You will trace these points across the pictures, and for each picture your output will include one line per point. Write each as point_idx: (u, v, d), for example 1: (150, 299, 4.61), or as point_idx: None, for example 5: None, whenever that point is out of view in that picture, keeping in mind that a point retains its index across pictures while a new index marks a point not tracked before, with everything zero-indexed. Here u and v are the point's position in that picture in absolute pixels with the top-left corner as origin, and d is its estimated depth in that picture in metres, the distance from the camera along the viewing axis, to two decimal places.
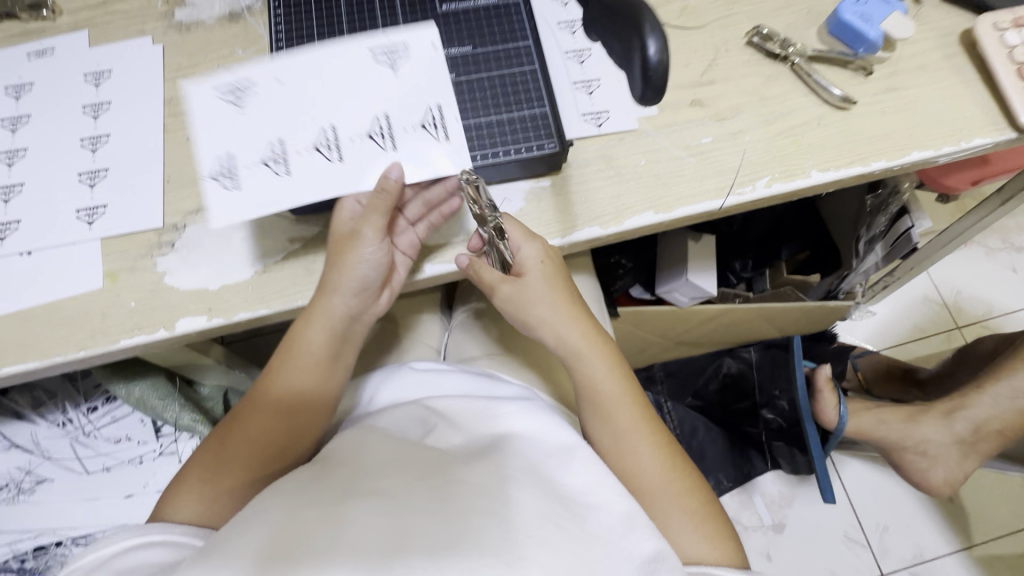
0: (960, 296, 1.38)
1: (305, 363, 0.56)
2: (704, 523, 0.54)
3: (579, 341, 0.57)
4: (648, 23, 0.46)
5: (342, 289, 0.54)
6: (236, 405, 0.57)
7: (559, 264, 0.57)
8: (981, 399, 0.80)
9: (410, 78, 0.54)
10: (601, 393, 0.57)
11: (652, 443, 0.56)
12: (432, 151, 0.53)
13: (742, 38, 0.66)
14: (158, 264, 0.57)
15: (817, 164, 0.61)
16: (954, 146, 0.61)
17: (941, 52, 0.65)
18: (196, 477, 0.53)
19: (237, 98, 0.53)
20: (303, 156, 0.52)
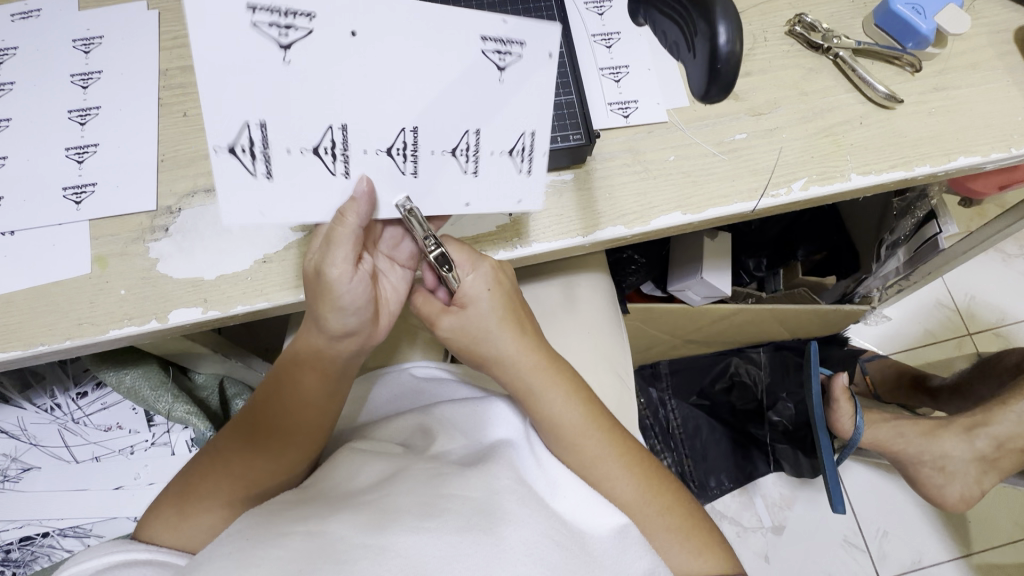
0: (974, 302, 1.35)
1: (295, 402, 0.50)
2: (692, 539, 0.50)
3: (530, 374, 0.50)
4: (725, 3, 0.37)
5: (324, 329, 0.47)
6: (215, 440, 0.51)
7: (507, 288, 0.50)
8: (1005, 416, 0.78)
9: (516, 90, 0.43)
10: (558, 428, 0.50)
11: (626, 465, 0.50)
12: (516, 186, 0.48)
13: (783, 26, 0.62)
14: (150, 249, 0.53)
15: (857, 167, 0.57)
16: (1003, 152, 0.57)
17: (994, 51, 0.61)
18: (174, 508, 0.48)
19: (282, 32, 0.36)
20: (370, 160, 0.43)
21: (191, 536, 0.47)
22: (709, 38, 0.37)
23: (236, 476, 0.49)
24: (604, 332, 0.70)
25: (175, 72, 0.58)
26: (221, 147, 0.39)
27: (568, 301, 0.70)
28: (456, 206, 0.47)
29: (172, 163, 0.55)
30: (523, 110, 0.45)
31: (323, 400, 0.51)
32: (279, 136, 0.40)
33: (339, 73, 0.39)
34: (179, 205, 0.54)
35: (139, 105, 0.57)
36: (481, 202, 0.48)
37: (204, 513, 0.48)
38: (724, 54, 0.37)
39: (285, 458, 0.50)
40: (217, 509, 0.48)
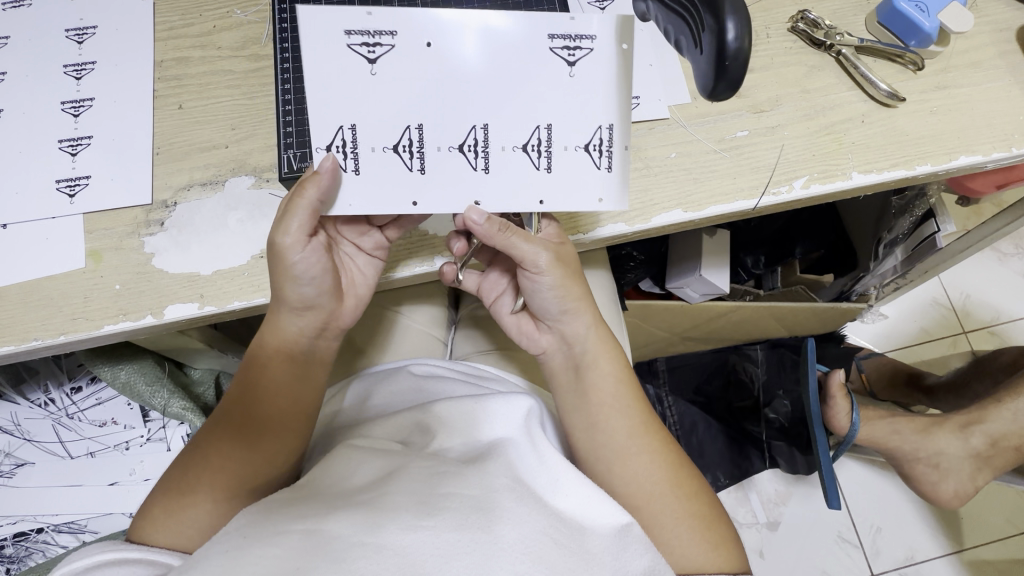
0: (969, 300, 1.36)
1: (268, 389, 0.50)
2: (708, 528, 0.50)
3: (587, 346, 0.52)
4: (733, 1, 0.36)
5: (285, 306, 0.48)
6: (194, 438, 0.51)
7: (571, 262, 0.50)
8: (1000, 414, 0.72)
9: (584, 84, 0.45)
10: (600, 404, 0.52)
11: (647, 453, 0.51)
12: (596, 182, 0.46)
13: (786, 23, 0.61)
14: (145, 244, 0.52)
15: (859, 166, 0.57)
16: (1004, 152, 0.57)
17: (997, 49, 0.61)
18: (167, 504, 0.48)
19: (369, 51, 0.42)
20: (445, 156, 0.44)
21: (184, 534, 0.46)
22: (717, 34, 0.36)
23: (217, 469, 0.48)
24: None
25: (171, 63, 0.57)
26: (321, 147, 0.43)
27: None
28: (532, 202, 0.46)
29: (167, 157, 0.54)
30: (593, 103, 0.45)
31: (289, 380, 0.50)
32: (366, 136, 0.43)
33: (424, 85, 0.43)
34: (175, 199, 0.53)
35: (134, 97, 0.56)
36: (556, 196, 0.46)
37: (191, 509, 0.47)
38: (732, 52, 0.37)
39: (262, 449, 0.49)
40: (204, 503, 0.47)
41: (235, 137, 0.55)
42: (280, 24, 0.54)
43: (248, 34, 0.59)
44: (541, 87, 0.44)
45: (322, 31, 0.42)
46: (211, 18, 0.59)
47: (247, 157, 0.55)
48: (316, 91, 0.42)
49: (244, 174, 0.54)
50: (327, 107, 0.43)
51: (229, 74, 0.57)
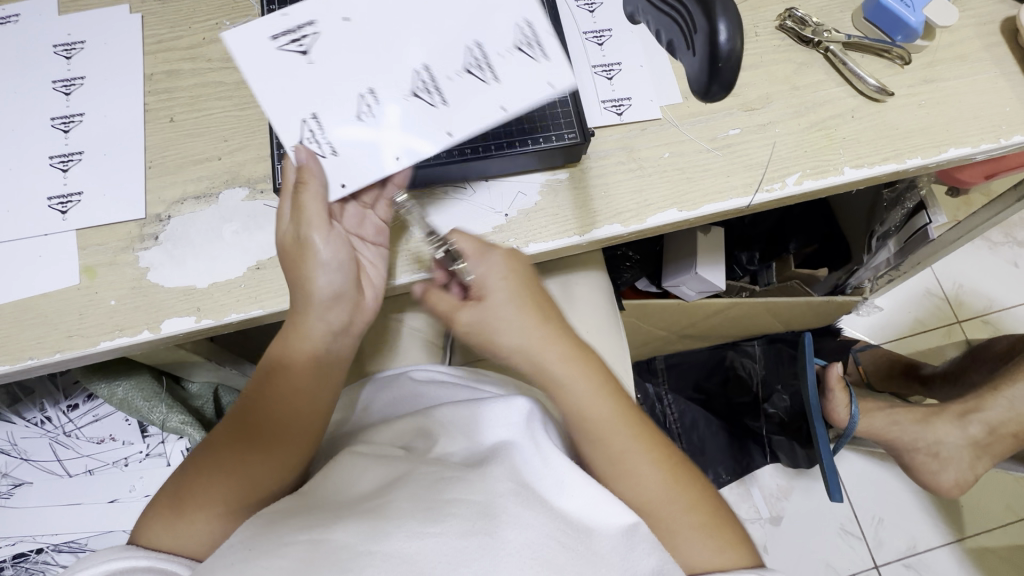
0: (961, 289, 1.37)
1: (293, 393, 0.49)
2: (713, 535, 0.50)
3: (552, 364, 0.48)
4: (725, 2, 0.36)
5: (313, 305, 0.48)
6: (211, 438, 0.50)
7: (527, 277, 0.50)
8: (997, 402, 0.73)
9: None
10: (589, 423, 0.49)
11: (652, 464, 0.50)
12: (536, 72, 0.47)
13: (773, 21, 0.62)
14: (140, 258, 0.52)
15: (850, 160, 0.57)
16: (993, 143, 0.58)
17: (982, 42, 0.62)
18: (171, 509, 0.47)
19: (300, 46, 0.47)
20: (405, 104, 0.47)
21: (190, 539, 0.45)
22: (710, 34, 0.36)
23: (232, 472, 0.47)
24: (601, 330, 0.69)
25: (160, 76, 0.57)
26: (295, 143, 0.46)
27: (565, 300, 0.70)
28: (494, 112, 0.46)
29: (159, 170, 0.54)
30: (501, 11, 0.48)
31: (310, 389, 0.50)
32: (331, 118, 0.47)
33: (353, 57, 0.47)
34: (168, 212, 0.53)
35: (124, 111, 0.56)
36: (516, 100, 0.47)
37: (199, 514, 0.46)
38: (726, 52, 0.37)
39: (280, 454, 0.48)
40: (213, 509, 0.46)
41: (227, 148, 0.55)
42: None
43: None
44: (459, 18, 0.48)
45: (253, 51, 0.47)
46: (198, 30, 0.59)
47: (240, 169, 0.55)
48: (269, 92, 0.46)
49: (238, 186, 0.54)
50: (292, 108, 0.46)
51: (220, 85, 0.57)
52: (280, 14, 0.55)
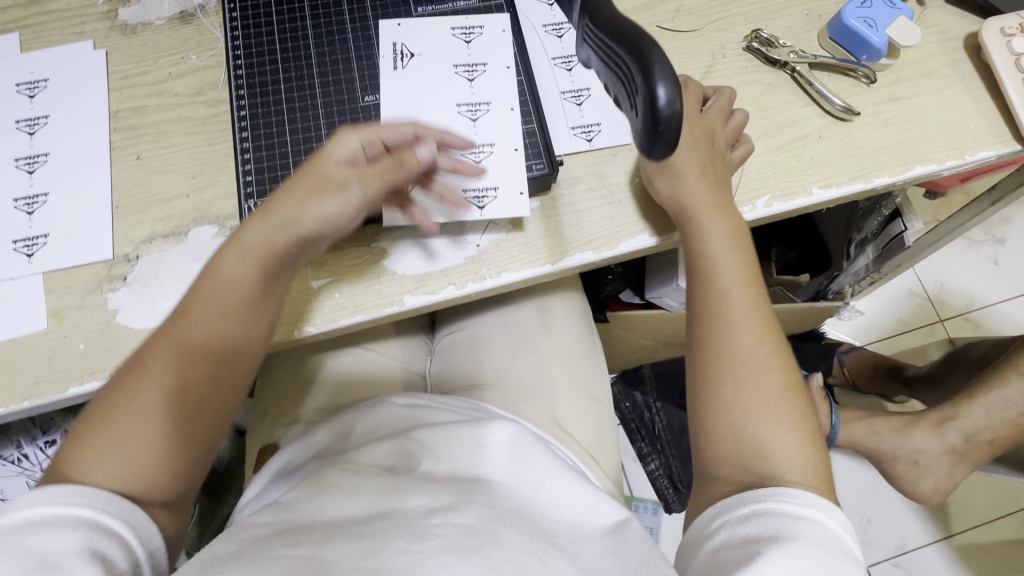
0: (943, 288, 1.39)
1: (232, 302, 0.45)
2: (801, 428, 0.46)
3: (721, 245, 0.52)
4: (662, 61, 0.35)
5: (275, 225, 0.47)
6: (139, 352, 0.44)
7: (718, 168, 0.55)
8: (973, 409, 0.73)
9: (427, 34, 0.58)
10: (715, 269, 0.51)
11: (750, 319, 0.49)
12: (502, 38, 0.58)
13: (740, 42, 0.62)
14: (108, 300, 0.51)
15: (819, 181, 0.57)
16: (958, 159, 0.59)
17: (945, 59, 0.62)
18: (99, 420, 0.41)
19: (387, 181, 0.53)
20: (483, 128, 0.55)
21: (117, 464, 0.40)
22: (649, 98, 0.35)
23: (173, 382, 0.43)
24: (578, 355, 0.68)
25: (127, 113, 0.57)
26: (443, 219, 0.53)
27: (542, 324, 0.68)
28: (511, 101, 0.56)
29: (128, 209, 0.54)
30: (434, 35, 0.58)
31: (259, 274, 0.46)
32: (461, 180, 0.53)
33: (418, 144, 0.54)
34: (136, 251, 0.53)
35: (90, 149, 0.55)
36: (507, 56, 0.57)
37: (134, 435, 0.41)
38: (666, 116, 0.35)
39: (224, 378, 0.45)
40: (149, 438, 0.41)
41: (196, 185, 0.55)
42: (238, 101, 0.56)
43: (204, 80, 0.58)
44: (434, 56, 0.57)
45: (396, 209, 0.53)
46: (164, 64, 0.59)
47: (209, 206, 0.54)
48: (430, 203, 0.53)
49: (206, 224, 0.54)
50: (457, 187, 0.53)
51: (187, 121, 0.57)
52: (247, 79, 0.57)
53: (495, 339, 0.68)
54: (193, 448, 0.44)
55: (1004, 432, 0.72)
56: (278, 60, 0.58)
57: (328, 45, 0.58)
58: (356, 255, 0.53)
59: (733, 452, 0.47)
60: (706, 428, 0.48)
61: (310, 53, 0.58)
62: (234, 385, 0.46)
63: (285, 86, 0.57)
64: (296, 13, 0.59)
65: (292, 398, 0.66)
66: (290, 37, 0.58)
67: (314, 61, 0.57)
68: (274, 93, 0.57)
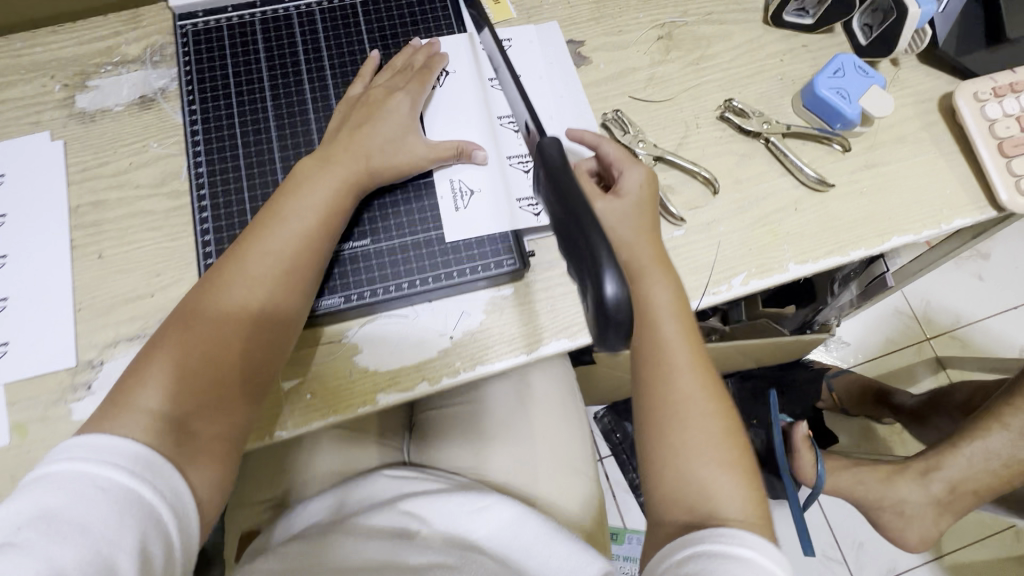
0: (929, 306, 1.39)
1: (266, 275, 0.47)
2: (741, 475, 0.45)
3: (656, 277, 0.49)
4: (609, 252, 0.31)
5: (292, 216, 0.48)
6: (177, 317, 0.45)
7: (653, 199, 0.51)
8: (956, 459, 0.73)
9: (456, 54, 0.61)
10: (650, 307, 0.48)
11: (692, 363, 0.48)
12: (535, 52, 0.62)
13: (713, 111, 0.61)
14: (73, 411, 0.50)
15: (795, 256, 0.57)
16: (934, 228, 0.58)
17: (920, 122, 0.62)
18: (129, 377, 0.43)
19: (460, 201, 0.55)
20: (542, 135, 0.59)
21: (147, 410, 0.41)
22: (596, 288, 0.31)
23: (213, 339, 0.44)
24: (559, 425, 0.68)
25: (87, 208, 0.55)
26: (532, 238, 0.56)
27: (522, 397, 0.69)
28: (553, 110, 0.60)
29: (91, 311, 0.52)
30: (462, 58, 0.61)
31: (325, 245, 0.49)
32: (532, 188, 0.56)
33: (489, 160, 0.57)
34: (100, 357, 0.51)
35: (51, 248, 0.54)
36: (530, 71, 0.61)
37: (162, 381, 0.42)
38: (613, 306, 0.30)
39: (262, 338, 0.46)
40: (180, 380, 0.43)
41: (161, 283, 0.53)
42: (199, 191, 0.55)
43: (166, 168, 0.57)
44: (468, 78, 0.60)
45: (487, 221, 0.55)
46: (126, 153, 0.57)
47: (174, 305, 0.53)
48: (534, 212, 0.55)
49: None
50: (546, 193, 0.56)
51: (149, 214, 0.55)
52: (206, 157, 0.56)
53: (482, 412, 0.68)
54: (233, 414, 0.45)
55: (988, 483, 0.72)
56: (237, 139, 0.57)
57: (290, 129, 0.57)
58: (328, 350, 0.52)
59: (674, 495, 0.45)
60: (650, 465, 0.47)
61: (270, 131, 0.57)
62: (270, 360, 0.47)
63: (246, 166, 0.56)
64: (256, 94, 0.58)
65: (271, 479, 0.64)
66: (249, 114, 0.57)
67: (274, 138, 0.57)
68: (234, 175, 0.56)
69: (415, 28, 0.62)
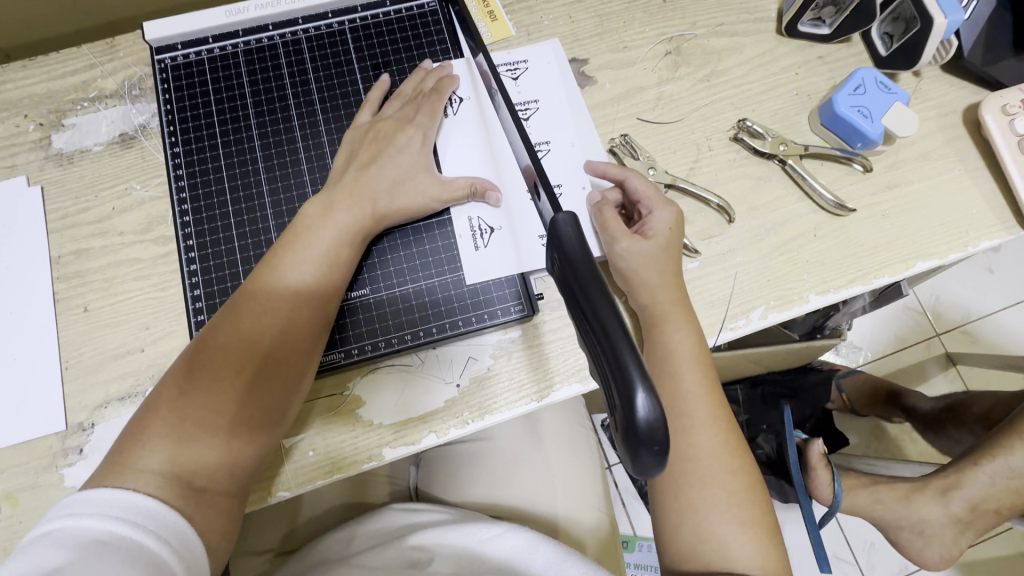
0: (939, 301, 1.31)
1: (274, 323, 0.44)
2: (760, 532, 0.44)
3: (677, 331, 0.47)
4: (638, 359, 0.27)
5: (302, 260, 0.46)
6: (184, 361, 0.43)
7: (674, 249, 0.49)
8: (977, 477, 0.71)
9: (468, 77, 0.58)
10: (670, 361, 0.46)
11: (708, 416, 0.46)
12: (548, 72, 0.58)
13: (726, 132, 0.58)
14: (64, 477, 0.48)
15: (815, 286, 0.54)
16: (961, 251, 0.56)
17: (944, 136, 0.59)
18: (135, 430, 0.41)
19: (479, 238, 0.53)
20: (560, 163, 0.55)
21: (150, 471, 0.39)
22: (623, 404, 0.26)
23: (218, 393, 0.41)
24: (570, 462, 0.66)
25: (70, 258, 0.52)
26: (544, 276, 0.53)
27: (531, 434, 0.67)
28: (570, 135, 0.56)
29: (79, 370, 0.50)
30: (475, 81, 0.57)
31: (334, 286, 0.47)
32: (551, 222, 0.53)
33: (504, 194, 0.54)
34: (91, 418, 0.49)
35: (34, 303, 0.51)
36: (547, 92, 0.58)
37: (165, 437, 0.40)
38: (645, 428, 0.26)
39: (268, 393, 0.43)
40: (184, 436, 0.40)
41: (150, 337, 0.51)
42: (185, 240, 0.52)
43: (151, 213, 0.54)
44: (482, 103, 0.57)
45: (503, 259, 0.52)
46: (107, 197, 0.54)
47: (166, 360, 0.50)
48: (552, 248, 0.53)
49: None
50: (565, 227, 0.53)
51: (135, 262, 0.52)
52: (191, 202, 0.53)
53: (491, 449, 0.66)
54: (238, 474, 0.42)
55: (1009, 501, 0.71)
56: (225, 181, 0.53)
57: (280, 169, 0.54)
58: (332, 405, 0.50)
59: (691, 551, 0.44)
60: (663, 518, 0.46)
61: (259, 172, 0.54)
62: (276, 420, 0.44)
63: (235, 210, 0.53)
64: (242, 132, 0.55)
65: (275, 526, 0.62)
66: (236, 155, 0.54)
67: (262, 179, 0.53)
68: (223, 220, 0.52)
69: (408, 53, 0.58)
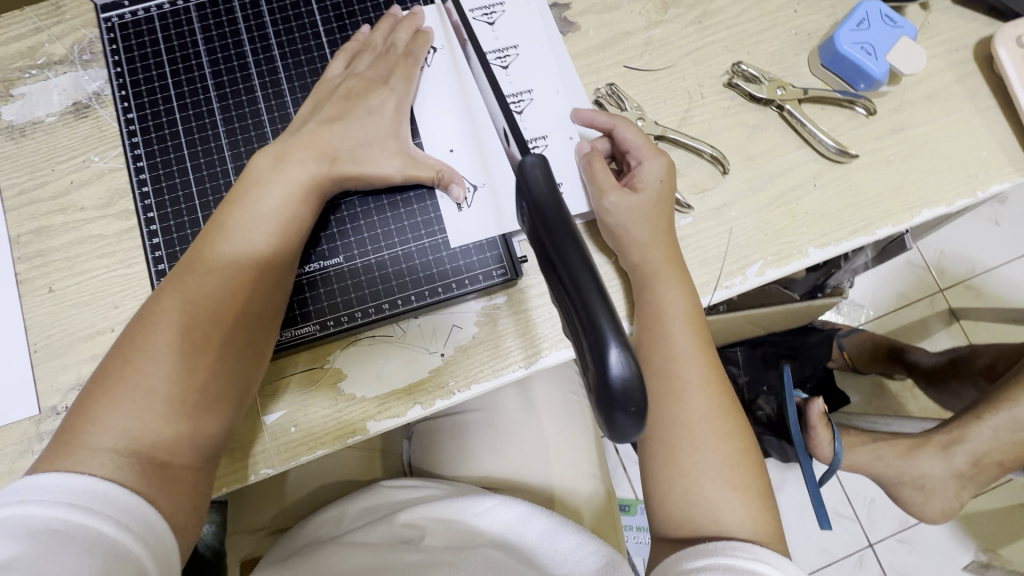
0: (943, 255, 1.28)
1: (225, 288, 0.41)
2: (754, 497, 0.43)
3: (667, 286, 0.45)
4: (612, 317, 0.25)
5: (253, 221, 0.43)
6: (128, 335, 0.40)
7: (666, 204, 0.46)
8: (980, 431, 0.70)
9: (443, 24, 0.54)
10: (660, 320, 0.44)
11: (701, 376, 0.44)
12: (527, 16, 0.54)
13: (720, 78, 0.54)
14: None
15: (815, 240, 0.51)
16: (969, 197, 0.52)
17: (954, 73, 0.55)
18: (82, 410, 0.38)
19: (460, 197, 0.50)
20: (543, 115, 0.52)
21: (99, 451, 0.36)
22: (596, 364, 0.24)
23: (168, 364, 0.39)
24: (564, 431, 0.65)
25: (30, 236, 0.50)
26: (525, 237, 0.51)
27: (525, 407, 0.65)
28: (554, 83, 0.53)
29: (48, 352, 0.48)
30: (450, 28, 0.53)
31: (290, 249, 0.44)
32: None
33: (484, 151, 0.51)
34: (64, 401, 0.47)
35: None
36: (528, 39, 0.54)
37: (114, 416, 0.38)
38: (619, 389, 0.24)
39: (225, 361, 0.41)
40: (134, 412, 0.38)
41: (120, 316, 0.49)
42: (146, 211, 0.50)
43: (111, 186, 0.51)
44: (458, 52, 0.53)
45: (486, 219, 0.50)
46: (65, 170, 0.51)
47: None
48: None
49: None
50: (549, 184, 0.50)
51: (99, 239, 0.50)
52: (149, 170, 0.50)
53: (483, 421, 0.64)
54: (201, 446, 0.40)
55: (1012, 453, 0.70)
56: (184, 147, 0.51)
57: (242, 133, 0.51)
58: (310, 379, 0.48)
59: (681, 517, 0.43)
60: (652, 484, 0.44)
61: (219, 135, 0.51)
62: (237, 389, 0.42)
63: (196, 178, 0.50)
64: (199, 94, 0.51)
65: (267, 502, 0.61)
66: (194, 118, 0.51)
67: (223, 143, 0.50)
68: (184, 188, 0.50)
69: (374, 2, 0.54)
